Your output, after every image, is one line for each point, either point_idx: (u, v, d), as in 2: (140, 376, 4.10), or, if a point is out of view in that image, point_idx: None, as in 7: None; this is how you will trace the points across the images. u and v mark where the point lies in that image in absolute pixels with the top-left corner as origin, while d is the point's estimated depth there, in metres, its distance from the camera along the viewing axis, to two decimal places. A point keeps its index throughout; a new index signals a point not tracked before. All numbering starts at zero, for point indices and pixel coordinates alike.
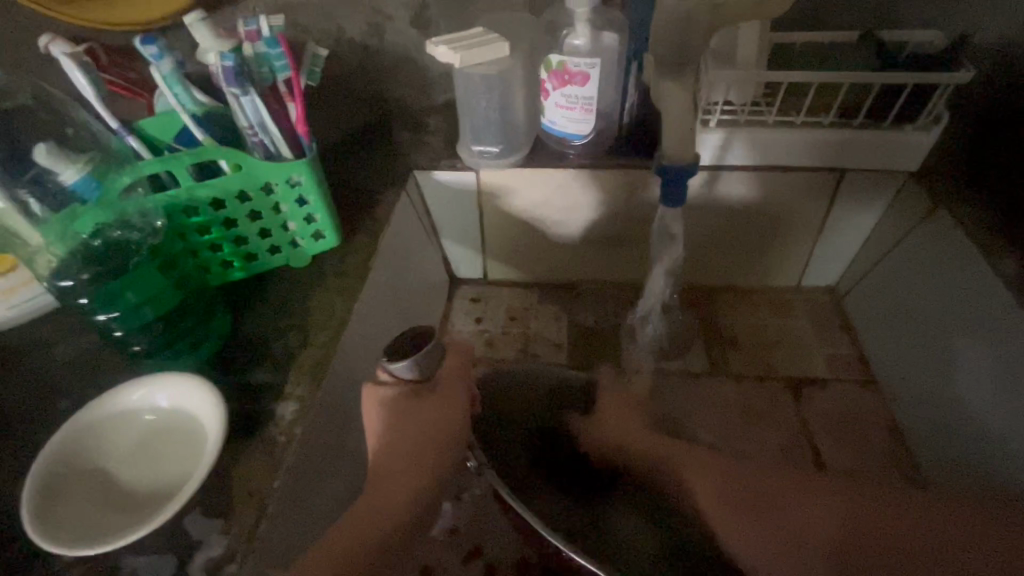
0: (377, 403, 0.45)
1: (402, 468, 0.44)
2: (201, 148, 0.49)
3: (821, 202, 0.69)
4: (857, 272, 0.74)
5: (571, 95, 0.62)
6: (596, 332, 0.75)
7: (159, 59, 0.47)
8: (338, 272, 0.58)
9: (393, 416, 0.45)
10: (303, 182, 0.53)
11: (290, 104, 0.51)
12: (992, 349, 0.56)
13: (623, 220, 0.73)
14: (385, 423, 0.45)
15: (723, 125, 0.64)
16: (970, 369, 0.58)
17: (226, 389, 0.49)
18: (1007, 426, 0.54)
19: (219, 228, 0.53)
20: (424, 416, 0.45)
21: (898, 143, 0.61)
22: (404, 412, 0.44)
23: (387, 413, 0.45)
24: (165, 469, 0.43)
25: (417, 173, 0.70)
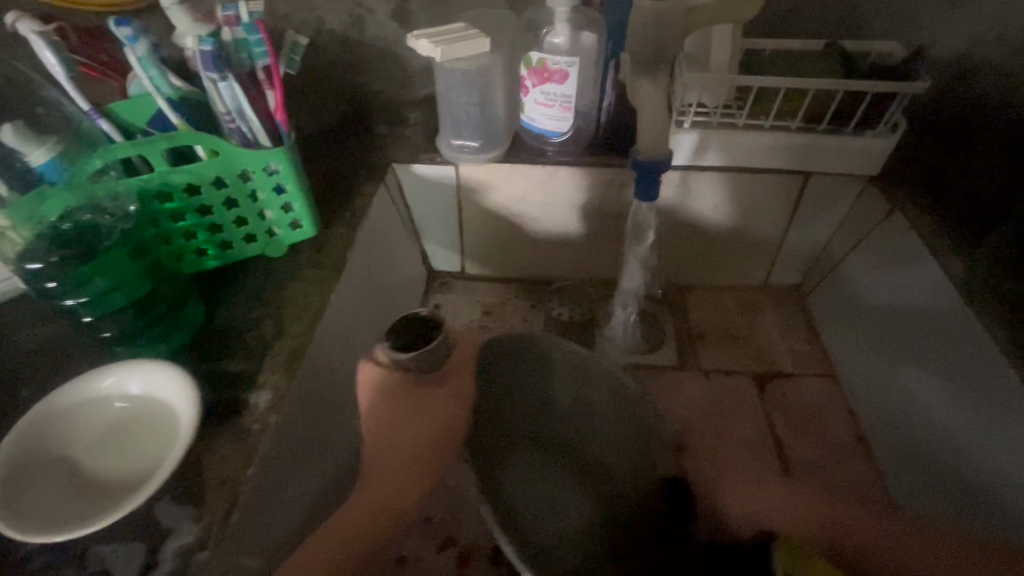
0: (370, 382, 0.47)
1: (396, 451, 0.47)
2: (175, 132, 0.48)
3: (787, 204, 0.72)
4: (820, 272, 0.78)
5: (549, 93, 0.63)
6: (571, 328, 0.77)
7: (134, 41, 0.46)
8: (315, 262, 0.58)
9: (386, 398, 0.47)
10: (280, 171, 0.53)
11: (268, 91, 0.50)
12: (932, 347, 0.59)
13: (599, 217, 0.74)
14: (379, 404, 0.47)
15: (696, 126, 0.66)
16: (914, 367, 0.62)
17: (200, 377, 0.48)
18: (947, 418, 0.57)
19: (193, 215, 0.53)
20: (419, 402, 0.48)
21: (858, 149, 0.64)
22: (398, 395, 0.47)
23: (379, 394, 0.47)
24: (135, 456, 0.42)
25: (396, 165, 0.71)
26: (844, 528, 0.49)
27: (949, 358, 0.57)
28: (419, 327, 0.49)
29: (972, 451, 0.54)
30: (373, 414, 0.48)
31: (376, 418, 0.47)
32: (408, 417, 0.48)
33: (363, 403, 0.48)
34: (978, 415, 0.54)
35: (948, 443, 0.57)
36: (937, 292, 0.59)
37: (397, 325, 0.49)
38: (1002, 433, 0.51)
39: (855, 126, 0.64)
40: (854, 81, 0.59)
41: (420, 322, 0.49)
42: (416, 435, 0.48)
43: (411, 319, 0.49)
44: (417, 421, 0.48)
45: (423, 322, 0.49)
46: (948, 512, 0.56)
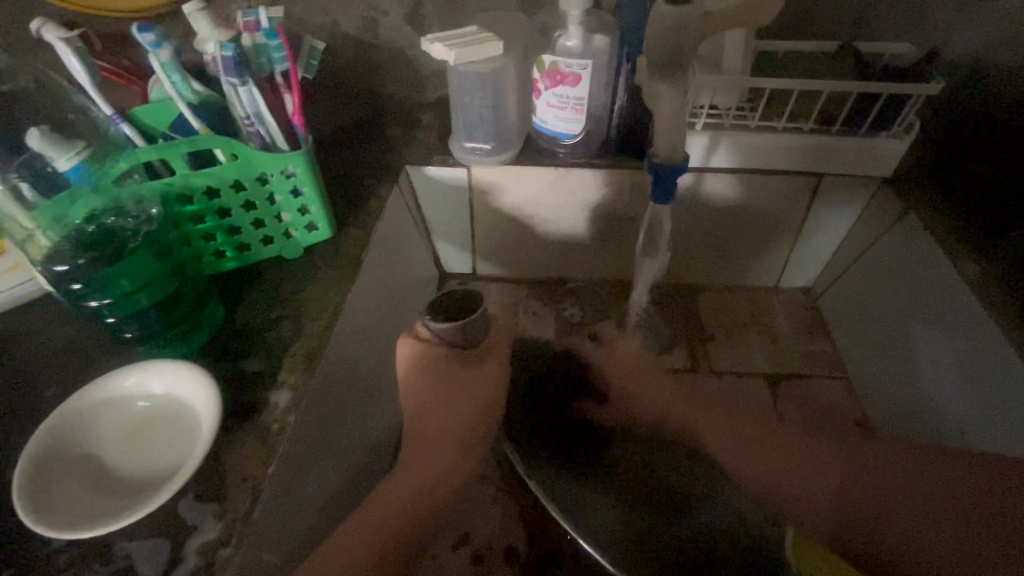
0: (414, 351, 0.52)
1: (434, 419, 0.51)
2: (196, 136, 0.49)
3: (799, 206, 0.72)
4: (832, 273, 0.77)
5: (562, 95, 0.63)
6: (583, 329, 0.77)
7: (157, 46, 0.47)
8: (331, 263, 0.59)
9: (427, 366, 0.51)
10: (298, 173, 0.54)
11: (287, 96, 0.51)
12: (949, 346, 0.59)
13: (611, 218, 0.74)
14: (423, 370, 0.52)
15: (708, 127, 0.66)
16: (931, 366, 0.61)
17: (220, 377, 0.49)
18: (966, 419, 0.57)
19: (213, 218, 0.54)
20: (458, 373, 0.51)
21: (873, 150, 0.64)
22: (441, 365, 0.51)
23: (421, 361, 0.51)
24: (158, 454, 0.43)
25: (409, 168, 0.71)
26: (855, 513, 0.50)
27: (966, 356, 0.57)
28: (460, 300, 0.51)
29: (988, 452, 0.54)
30: (417, 377, 0.52)
31: (420, 383, 0.52)
32: (449, 386, 0.52)
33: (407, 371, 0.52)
34: (995, 415, 0.54)
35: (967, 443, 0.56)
36: (953, 293, 0.59)
37: (439, 299, 0.50)
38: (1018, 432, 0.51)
39: (868, 127, 0.64)
40: (868, 81, 0.59)
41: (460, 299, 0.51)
42: (454, 410, 0.51)
43: (450, 296, 0.51)
44: (456, 392, 0.51)
45: (464, 296, 0.51)
46: None
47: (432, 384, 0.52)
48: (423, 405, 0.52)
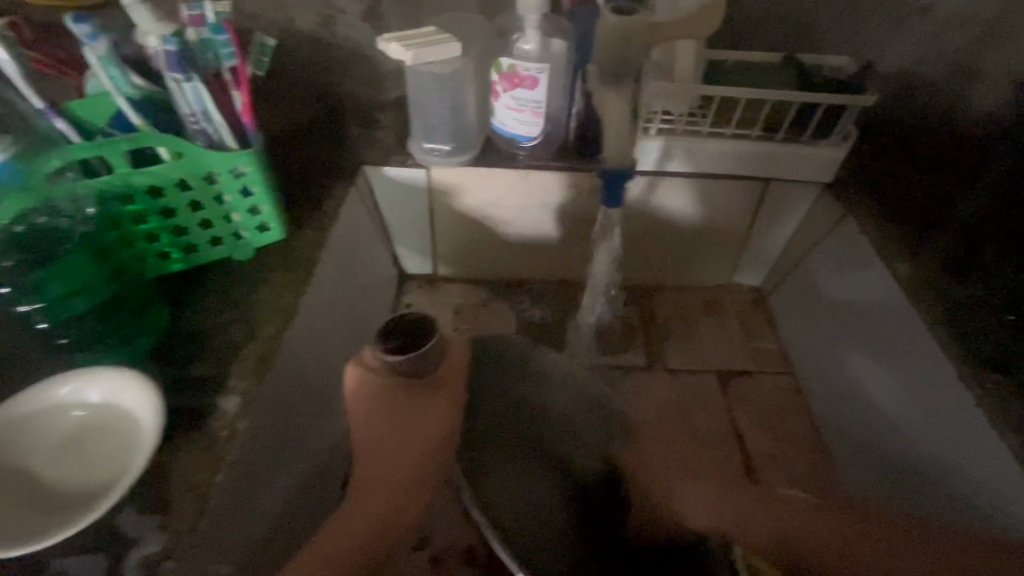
0: (362, 379, 0.47)
1: (386, 451, 0.46)
2: (137, 134, 0.47)
3: (748, 210, 0.75)
4: (779, 273, 0.81)
5: (519, 98, 0.64)
6: (543, 330, 0.78)
7: (95, 39, 0.45)
8: (284, 264, 0.57)
9: (377, 398, 0.47)
10: (248, 173, 0.52)
11: (236, 93, 0.49)
12: (886, 348, 0.62)
13: (569, 220, 0.76)
14: (372, 401, 0.47)
15: (662, 133, 0.68)
16: (868, 368, 0.64)
17: (165, 383, 0.47)
18: (903, 420, 0.60)
19: (156, 218, 0.51)
20: (412, 402, 0.48)
21: (814, 157, 0.68)
22: (390, 394, 0.47)
23: (367, 390, 0.47)
24: (95, 466, 0.41)
25: (368, 167, 0.71)
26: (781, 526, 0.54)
27: (902, 359, 0.60)
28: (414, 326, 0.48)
29: (918, 444, 0.58)
30: (364, 410, 0.47)
31: (368, 415, 0.47)
32: (400, 414, 0.47)
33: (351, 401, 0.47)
34: (930, 420, 0.56)
35: (907, 444, 0.59)
36: (889, 298, 0.62)
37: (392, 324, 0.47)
38: (954, 440, 0.54)
39: (809, 135, 0.67)
40: (809, 93, 0.62)
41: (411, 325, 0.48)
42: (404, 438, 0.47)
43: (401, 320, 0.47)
44: (412, 424, 0.47)
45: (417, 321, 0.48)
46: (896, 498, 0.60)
47: (383, 416, 0.47)
48: (370, 438, 0.47)
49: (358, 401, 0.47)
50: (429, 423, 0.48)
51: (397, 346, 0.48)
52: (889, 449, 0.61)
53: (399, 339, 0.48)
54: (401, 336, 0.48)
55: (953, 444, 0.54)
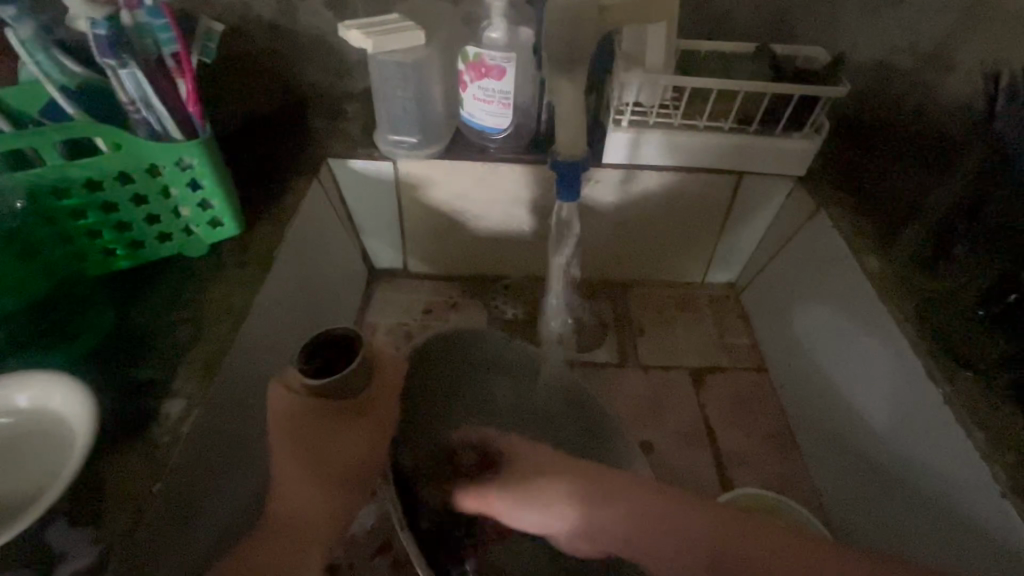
0: (282, 405, 0.42)
1: (305, 475, 0.43)
2: (72, 123, 0.44)
3: (722, 204, 0.74)
4: (754, 268, 0.80)
5: (487, 88, 0.62)
6: (514, 327, 0.77)
7: (19, 22, 0.43)
8: (238, 261, 0.55)
9: (296, 423, 0.42)
10: (195, 165, 0.50)
11: (180, 81, 0.47)
12: (864, 348, 0.60)
13: (543, 215, 0.74)
14: (293, 425, 0.42)
15: (633, 125, 0.66)
16: (845, 368, 0.63)
17: (107, 386, 0.45)
18: (879, 422, 0.58)
19: (97, 213, 0.49)
20: (339, 427, 0.43)
21: (786, 150, 0.66)
22: (312, 423, 0.42)
23: (288, 415, 0.42)
24: (26, 473, 0.39)
25: (332, 161, 0.68)
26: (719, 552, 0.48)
27: (880, 360, 0.58)
28: (340, 342, 0.45)
29: (885, 435, 0.57)
30: (284, 437, 0.43)
31: (288, 443, 0.42)
32: (325, 438, 0.43)
33: (273, 424, 0.43)
34: (909, 424, 0.54)
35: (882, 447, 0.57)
36: (866, 296, 0.60)
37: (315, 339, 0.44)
38: (918, 431, 0.53)
39: (782, 127, 0.66)
40: (780, 83, 0.61)
41: (338, 339, 0.45)
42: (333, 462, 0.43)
43: (323, 332, 0.45)
44: (335, 449, 0.43)
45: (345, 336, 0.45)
46: (861, 492, 0.59)
47: (305, 444, 0.42)
48: (291, 467, 0.43)
49: (279, 424, 0.42)
50: (359, 447, 0.44)
51: (321, 366, 0.44)
52: (865, 452, 0.60)
53: (325, 359, 0.44)
54: (327, 357, 0.45)
55: (930, 447, 0.52)
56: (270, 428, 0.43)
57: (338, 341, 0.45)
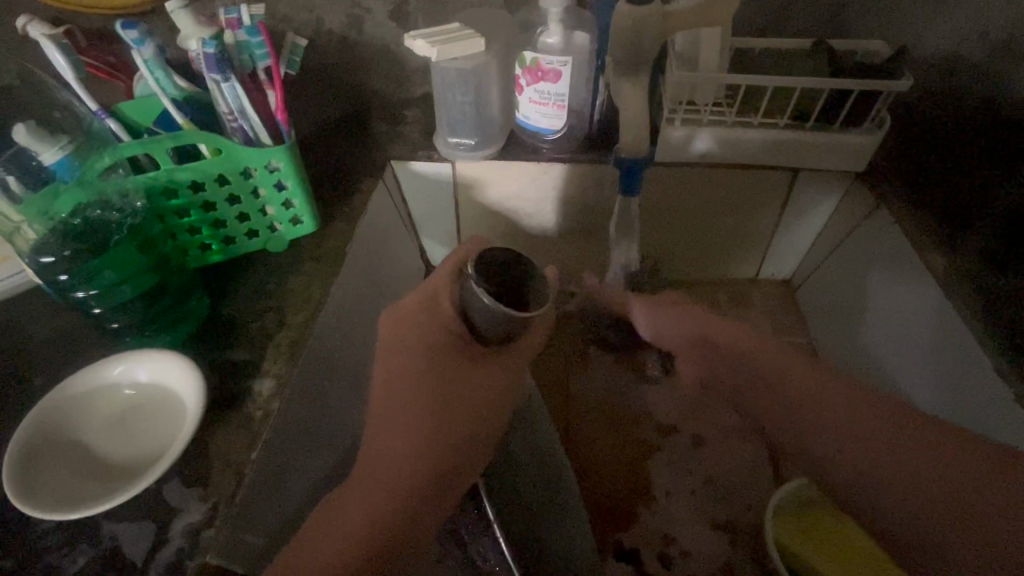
0: (438, 324, 0.46)
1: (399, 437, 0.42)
2: (181, 132, 0.50)
3: (776, 200, 0.74)
4: (812, 264, 0.79)
5: (544, 91, 0.64)
6: (565, 322, 0.79)
7: (141, 43, 0.48)
8: (317, 255, 0.60)
9: (436, 359, 0.45)
10: (281, 168, 0.55)
11: (270, 91, 0.52)
12: (931, 353, 0.59)
13: (594, 213, 0.76)
14: (425, 355, 0.45)
15: (686, 123, 0.67)
16: (907, 367, 0.63)
17: (206, 367, 0.51)
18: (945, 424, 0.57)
19: (197, 212, 0.54)
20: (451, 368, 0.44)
21: (844, 145, 0.66)
22: (448, 358, 0.45)
23: (424, 372, 0.44)
24: (141, 441, 0.45)
25: (394, 162, 0.72)
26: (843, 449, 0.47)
27: (940, 360, 0.58)
28: (508, 264, 0.44)
29: None
30: (408, 371, 0.45)
31: (390, 361, 0.45)
32: (441, 393, 0.44)
33: (405, 356, 0.45)
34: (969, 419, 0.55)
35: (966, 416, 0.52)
36: (934, 301, 0.59)
37: (485, 258, 0.43)
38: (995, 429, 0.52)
39: (841, 122, 0.65)
40: (841, 79, 0.60)
41: (504, 261, 0.44)
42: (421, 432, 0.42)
43: (490, 249, 0.43)
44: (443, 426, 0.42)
45: (514, 258, 0.44)
46: None
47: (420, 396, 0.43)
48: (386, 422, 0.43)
49: (396, 384, 0.44)
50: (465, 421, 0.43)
51: (491, 279, 0.43)
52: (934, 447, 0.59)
53: (503, 289, 0.44)
54: (505, 289, 0.44)
55: (1003, 438, 0.51)
56: (399, 355, 0.45)
57: (502, 259, 0.44)
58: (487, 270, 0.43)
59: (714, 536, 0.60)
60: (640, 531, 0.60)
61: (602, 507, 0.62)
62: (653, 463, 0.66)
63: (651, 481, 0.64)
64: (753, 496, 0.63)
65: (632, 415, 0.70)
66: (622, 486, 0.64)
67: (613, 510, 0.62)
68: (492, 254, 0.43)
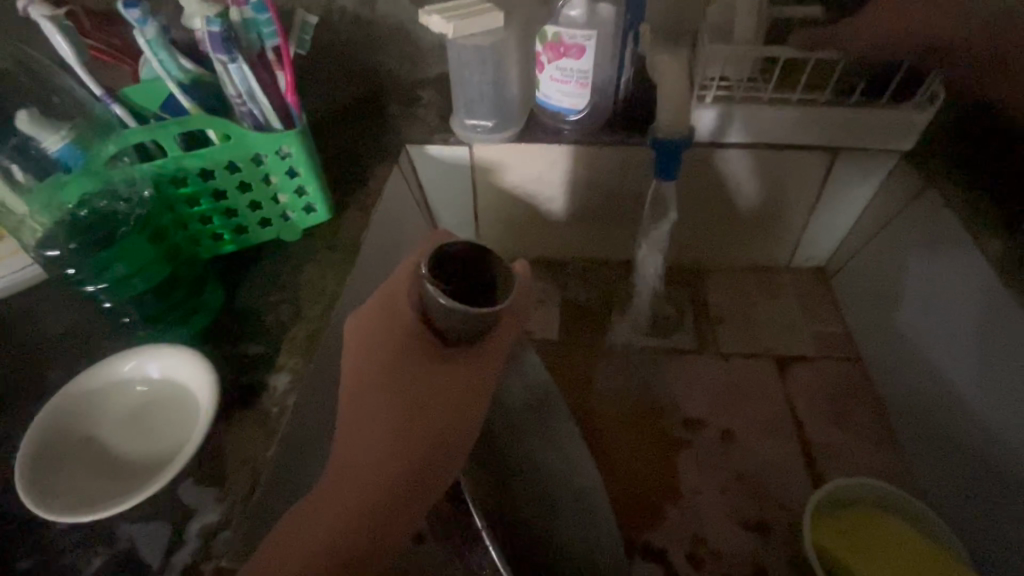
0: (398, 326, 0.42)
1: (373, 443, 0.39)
2: (187, 117, 0.48)
3: (815, 180, 0.69)
4: (851, 249, 0.74)
5: (566, 69, 0.61)
6: (587, 311, 0.76)
7: (144, 23, 0.46)
8: (331, 245, 0.58)
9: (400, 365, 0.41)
10: (293, 154, 0.52)
11: (280, 73, 0.50)
12: (972, 334, 0.56)
13: (619, 197, 0.72)
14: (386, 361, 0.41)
15: (718, 101, 0.63)
16: (954, 361, 0.58)
17: (220, 361, 0.49)
18: (991, 414, 0.54)
19: (208, 200, 0.52)
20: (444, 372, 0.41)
21: (889, 123, 0.61)
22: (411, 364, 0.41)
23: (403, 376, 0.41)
24: (154, 439, 0.43)
25: (410, 145, 0.69)
26: None
27: (991, 354, 0.54)
28: (472, 257, 0.39)
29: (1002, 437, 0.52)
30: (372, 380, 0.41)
31: (371, 363, 0.41)
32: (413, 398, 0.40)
33: (365, 361, 0.42)
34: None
35: None
36: (981, 276, 0.55)
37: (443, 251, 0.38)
38: None
39: (888, 97, 0.61)
40: (891, 50, 0.56)
41: (467, 253, 0.39)
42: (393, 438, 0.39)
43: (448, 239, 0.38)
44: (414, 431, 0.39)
45: (477, 250, 0.38)
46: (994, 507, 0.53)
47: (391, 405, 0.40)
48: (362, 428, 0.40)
49: (368, 391, 0.41)
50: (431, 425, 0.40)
51: (448, 276, 0.38)
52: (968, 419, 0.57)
53: (464, 282, 0.39)
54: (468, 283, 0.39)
55: None
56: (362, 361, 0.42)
57: (464, 250, 0.38)
58: (447, 265, 0.38)
59: (748, 536, 0.58)
60: (668, 530, 0.58)
61: (628, 506, 0.60)
62: (679, 459, 0.63)
63: (679, 477, 0.61)
64: (788, 494, 0.60)
65: (659, 407, 0.67)
66: (649, 485, 0.61)
67: (637, 508, 0.60)
68: (445, 247, 0.38)
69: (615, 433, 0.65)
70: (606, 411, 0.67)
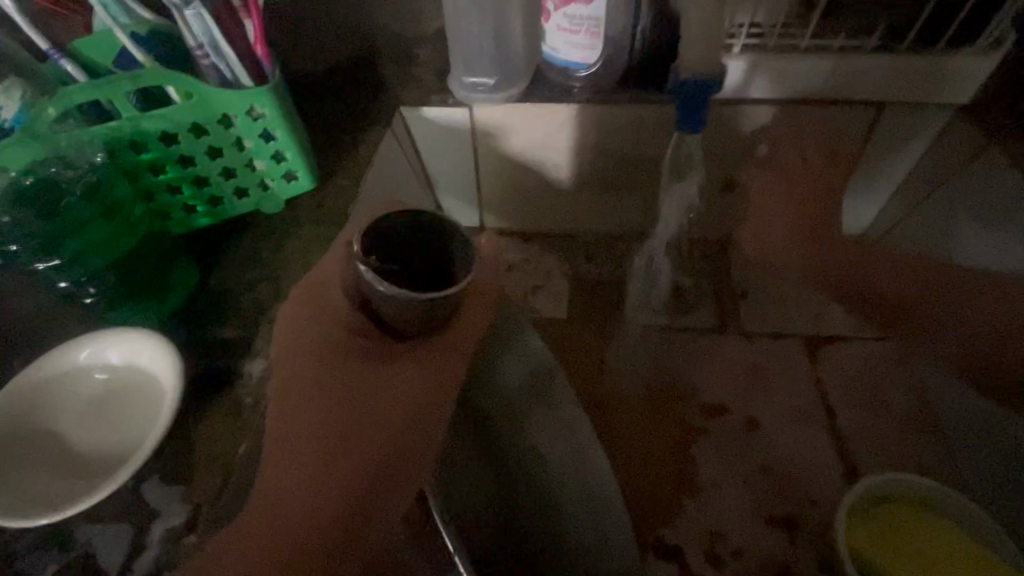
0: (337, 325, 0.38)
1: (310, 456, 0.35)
2: (139, 71, 0.42)
3: (857, 141, 0.61)
4: (892, 218, 0.67)
5: (574, 16, 0.54)
6: (598, 288, 0.70)
7: None
8: (315, 218, 0.53)
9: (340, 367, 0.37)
10: (266, 114, 0.47)
11: (247, 21, 0.43)
12: None
13: (634, 162, 0.65)
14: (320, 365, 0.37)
15: (747, 51, 0.56)
16: None
17: (192, 347, 0.45)
18: None
19: (174, 168, 0.47)
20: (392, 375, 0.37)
21: (940, 71, 0.54)
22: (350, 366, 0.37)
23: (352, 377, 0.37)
24: (115, 432, 0.39)
25: (404, 109, 0.62)
26: None
27: None
28: (421, 234, 0.34)
29: None
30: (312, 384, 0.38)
31: (343, 338, 0.37)
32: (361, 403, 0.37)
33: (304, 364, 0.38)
34: None
35: None
36: None
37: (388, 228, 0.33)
38: None
39: (942, 44, 0.54)
40: None
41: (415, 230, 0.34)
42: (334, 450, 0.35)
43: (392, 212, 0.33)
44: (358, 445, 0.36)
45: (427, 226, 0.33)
46: None
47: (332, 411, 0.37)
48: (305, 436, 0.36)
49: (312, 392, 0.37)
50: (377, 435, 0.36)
51: (389, 256, 0.34)
52: None
53: (411, 263, 0.34)
54: (424, 265, 0.35)
55: None
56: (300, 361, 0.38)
57: (410, 226, 0.34)
58: (389, 244, 0.34)
59: (771, 534, 0.53)
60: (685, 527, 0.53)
61: (641, 500, 0.55)
62: (697, 448, 0.58)
63: (698, 470, 0.56)
64: (816, 489, 0.55)
65: (676, 392, 0.61)
66: (663, 477, 0.56)
67: (652, 503, 0.55)
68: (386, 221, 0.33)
69: (627, 421, 0.60)
70: (617, 398, 0.62)
